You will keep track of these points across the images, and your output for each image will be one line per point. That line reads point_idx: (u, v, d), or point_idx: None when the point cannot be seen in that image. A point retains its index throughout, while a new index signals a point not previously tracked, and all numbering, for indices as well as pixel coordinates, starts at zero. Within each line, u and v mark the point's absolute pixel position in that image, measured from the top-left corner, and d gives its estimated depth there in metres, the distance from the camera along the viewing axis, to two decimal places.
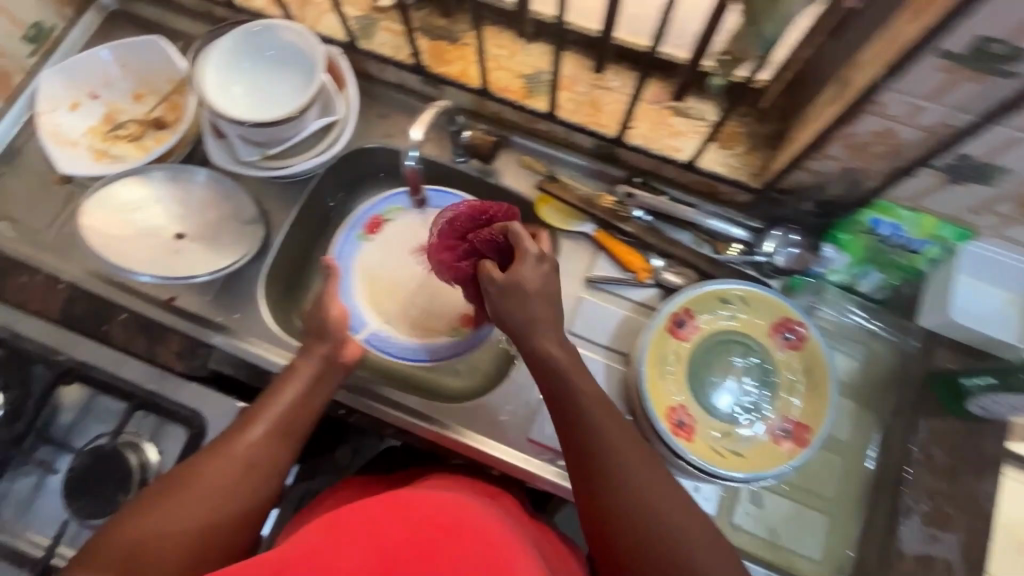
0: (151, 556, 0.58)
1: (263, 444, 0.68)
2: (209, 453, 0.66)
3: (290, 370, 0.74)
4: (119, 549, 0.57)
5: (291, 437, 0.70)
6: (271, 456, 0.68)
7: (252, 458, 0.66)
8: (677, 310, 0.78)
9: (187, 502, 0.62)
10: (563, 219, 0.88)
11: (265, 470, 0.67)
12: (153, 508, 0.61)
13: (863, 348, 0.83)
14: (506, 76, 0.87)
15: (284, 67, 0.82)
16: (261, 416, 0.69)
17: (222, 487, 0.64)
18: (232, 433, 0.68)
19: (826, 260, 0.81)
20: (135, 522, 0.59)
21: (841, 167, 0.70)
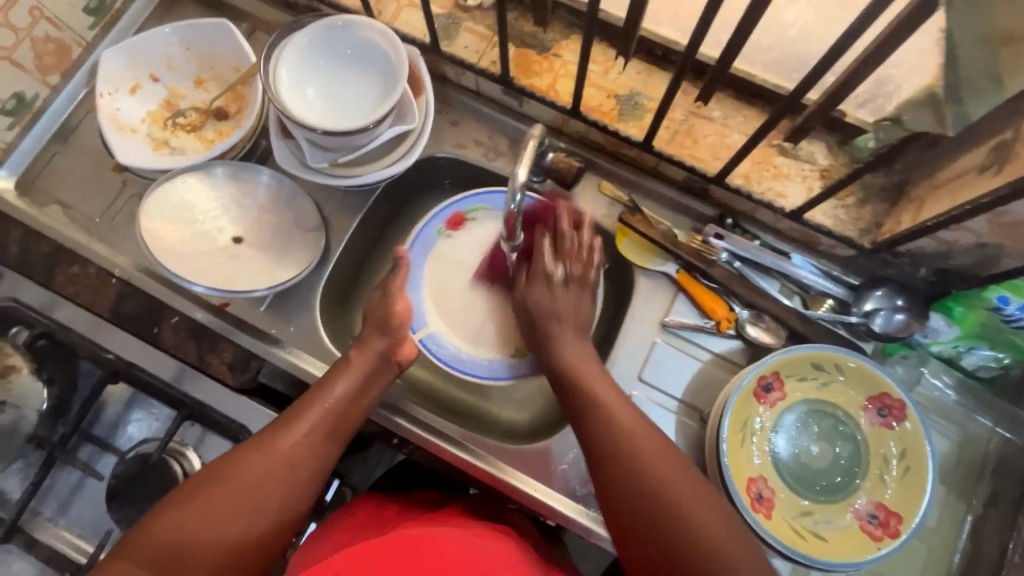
0: (189, 555, 0.54)
1: (307, 441, 0.63)
2: (252, 447, 0.62)
3: (342, 363, 0.70)
4: (160, 546, 0.54)
5: (338, 436, 0.66)
6: (315, 456, 0.63)
7: (296, 456, 0.62)
8: (767, 373, 0.72)
9: (230, 497, 0.58)
10: (642, 254, 0.82)
11: (310, 470, 0.63)
12: (191, 505, 0.57)
13: (959, 430, 0.77)
14: (598, 95, 0.80)
15: (362, 69, 0.75)
16: (307, 412, 0.65)
17: (263, 486, 0.59)
18: (276, 427, 0.63)
19: (932, 330, 0.74)
20: (176, 517, 0.56)
21: (978, 241, 0.63)
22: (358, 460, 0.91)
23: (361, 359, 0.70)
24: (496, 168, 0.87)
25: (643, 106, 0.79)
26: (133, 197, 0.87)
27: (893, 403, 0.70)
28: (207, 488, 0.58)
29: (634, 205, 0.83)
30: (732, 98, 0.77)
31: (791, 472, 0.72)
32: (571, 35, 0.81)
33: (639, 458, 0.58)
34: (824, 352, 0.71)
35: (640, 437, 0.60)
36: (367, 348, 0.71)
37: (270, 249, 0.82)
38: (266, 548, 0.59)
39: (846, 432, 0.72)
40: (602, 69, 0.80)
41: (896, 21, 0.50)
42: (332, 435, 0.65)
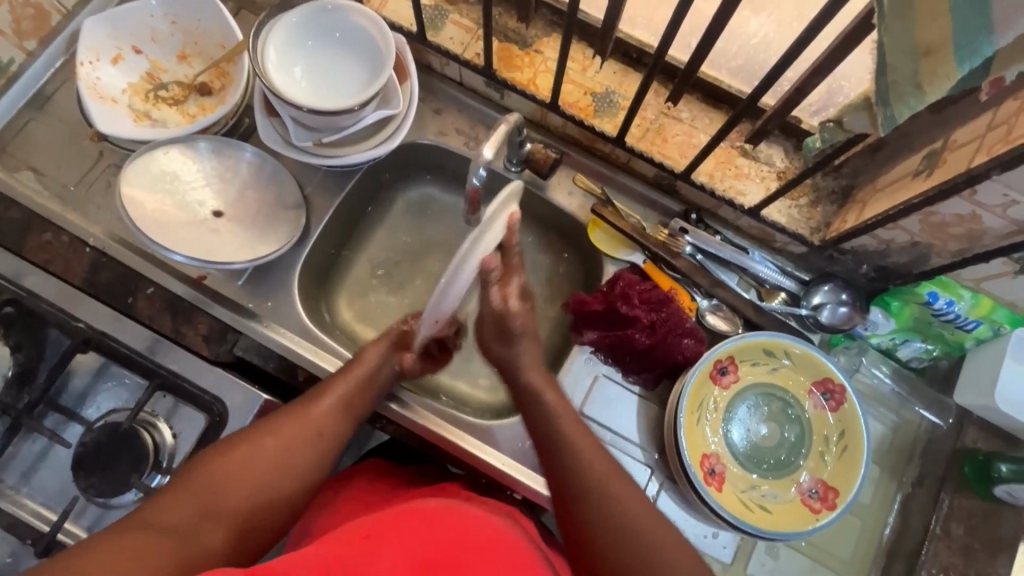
0: (226, 504, 0.59)
1: (331, 416, 0.69)
2: (283, 417, 0.67)
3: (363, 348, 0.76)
4: (199, 492, 0.59)
5: (355, 414, 0.72)
6: (338, 430, 0.69)
7: (322, 428, 0.68)
8: (722, 357, 0.77)
9: (264, 459, 0.63)
10: (613, 245, 0.86)
11: (332, 442, 0.68)
12: (229, 459, 0.62)
13: (894, 416, 0.84)
14: (575, 91, 0.84)
15: (349, 54, 0.78)
16: (332, 389, 0.71)
17: (295, 453, 0.65)
18: (303, 402, 0.69)
19: (872, 323, 0.80)
20: (215, 468, 0.61)
21: (911, 239, 0.69)
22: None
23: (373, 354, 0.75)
24: (477, 157, 0.90)
25: (618, 104, 0.84)
26: (111, 168, 0.86)
27: (834, 388, 0.77)
28: (244, 446, 0.63)
29: (607, 198, 0.87)
30: (700, 101, 0.82)
31: (742, 450, 0.77)
32: (553, 33, 0.85)
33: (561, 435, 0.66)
34: (775, 339, 0.76)
35: (591, 449, 0.65)
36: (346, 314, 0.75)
37: (250, 225, 0.83)
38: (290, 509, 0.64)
39: (793, 414, 0.78)
40: (581, 67, 0.84)
41: (844, 33, 0.55)
42: (350, 413, 0.71)
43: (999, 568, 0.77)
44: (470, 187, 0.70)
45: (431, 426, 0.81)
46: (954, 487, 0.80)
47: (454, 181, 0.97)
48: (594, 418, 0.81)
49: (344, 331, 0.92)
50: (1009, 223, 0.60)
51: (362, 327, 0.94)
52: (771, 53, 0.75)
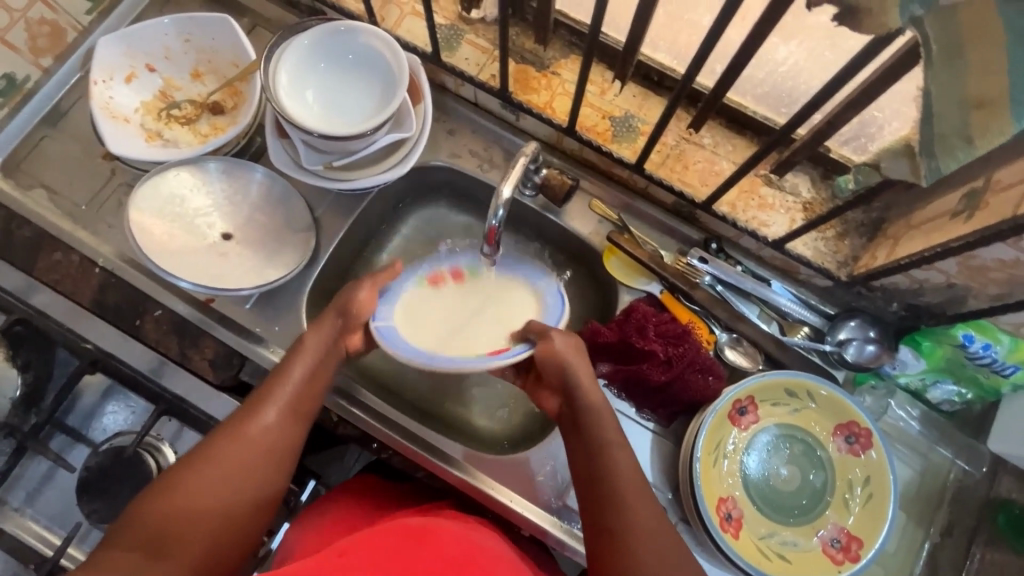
0: (172, 545, 0.55)
1: (275, 424, 0.64)
2: (220, 436, 0.62)
3: (300, 342, 0.69)
4: (145, 535, 0.55)
5: (305, 419, 0.67)
6: (287, 439, 0.65)
7: (270, 442, 0.63)
8: (741, 397, 0.74)
9: (212, 489, 0.59)
10: (628, 274, 0.84)
11: (282, 455, 0.64)
12: (169, 494, 0.57)
13: (922, 460, 0.80)
14: (593, 114, 0.81)
15: (362, 75, 0.76)
16: (271, 399, 0.65)
17: (244, 470, 0.61)
18: (242, 415, 0.64)
19: (901, 363, 0.77)
20: (160, 505, 0.56)
21: (946, 280, 0.66)
22: (336, 459, 0.98)
23: (316, 342, 0.69)
24: (490, 179, 0.88)
25: (637, 129, 0.81)
26: (122, 187, 0.86)
27: (860, 431, 0.73)
28: (188, 477, 0.59)
29: (623, 224, 0.84)
30: (722, 128, 0.80)
31: (761, 493, 0.74)
32: (571, 55, 0.83)
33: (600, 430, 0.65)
34: (794, 378, 0.73)
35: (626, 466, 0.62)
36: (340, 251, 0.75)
37: (259, 248, 0.82)
38: (247, 531, 0.61)
39: (814, 457, 0.75)
40: (599, 90, 0.82)
41: (884, 66, 0.52)
42: (298, 418, 0.66)
43: None
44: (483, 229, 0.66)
45: (433, 458, 0.79)
46: (986, 539, 0.77)
47: (468, 203, 0.95)
48: None
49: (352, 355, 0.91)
50: None
51: (372, 352, 0.92)
52: (800, 82, 0.69)
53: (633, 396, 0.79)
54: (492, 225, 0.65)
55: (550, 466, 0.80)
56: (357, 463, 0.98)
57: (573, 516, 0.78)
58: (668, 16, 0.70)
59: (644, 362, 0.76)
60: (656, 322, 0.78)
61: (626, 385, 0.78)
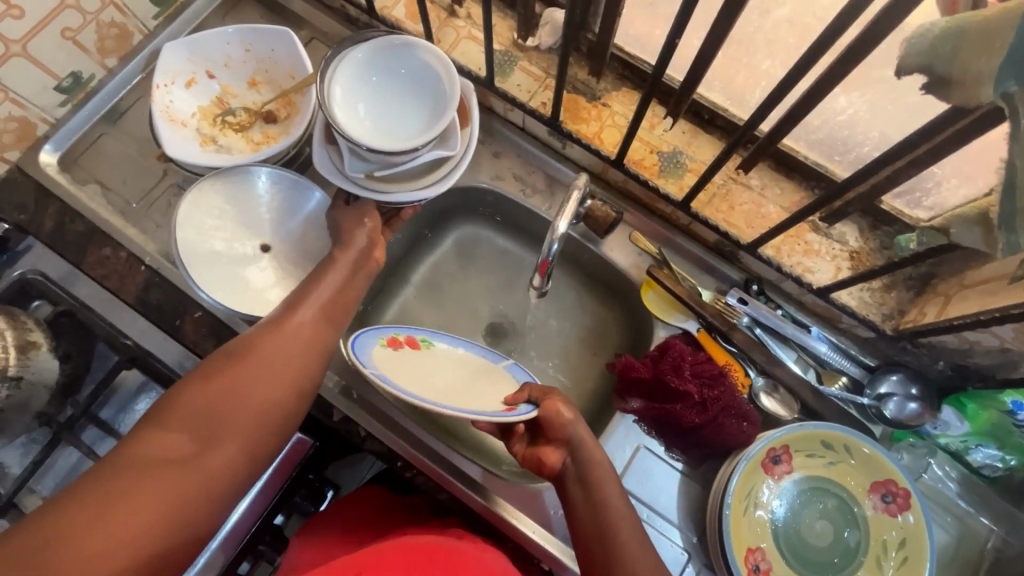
0: (225, 425, 0.58)
1: (313, 324, 0.67)
2: (261, 331, 0.65)
3: (329, 261, 0.73)
4: (190, 419, 0.57)
5: (339, 322, 0.71)
6: (325, 337, 0.68)
7: (307, 339, 0.66)
8: (776, 446, 0.73)
9: (257, 378, 0.61)
10: (665, 309, 0.83)
11: (318, 350, 0.67)
12: (214, 381, 0.60)
13: (958, 524, 0.77)
14: (642, 148, 0.81)
15: (415, 91, 0.74)
16: (308, 301, 0.69)
17: (287, 363, 0.64)
18: (280, 315, 0.67)
19: (942, 423, 0.75)
20: (203, 392, 0.59)
21: (1002, 345, 0.64)
22: (349, 466, 1.03)
23: (345, 260, 0.73)
24: (532, 205, 0.89)
25: (685, 166, 0.81)
26: (172, 188, 0.87)
27: (897, 491, 0.71)
28: (226, 369, 0.61)
29: (663, 258, 0.83)
30: (770, 170, 0.79)
31: (791, 547, 0.72)
32: (623, 88, 0.83)
33: (592, 466, 0.65)
34: (832, 431, 0.71)
35: (615, 496, 0.64)
36: (343, 256, 0.74)
37: (296, 259, 0.84)
38: (288, 414, 0.63)
39: (849, 514, 0.73)
40: (649, 125, 0.82)
41: (954, 128, 0.52)
42: (332, 321, 0.70)
43: None
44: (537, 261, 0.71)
45: (458, 483, 0.79)
46: None
47: (505, 225, 0.95)
48: (632, 492, 0.77)
49: None
50: None
51: None
52: (858, 133, 0.69)
53: (660, 433, 0.78)
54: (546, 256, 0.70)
55: None
56: (369, 471, 1.03)
57: None
58: (726, 58, 0.71)
59: (677, 402, 0.75)
60: (690, 360, 0.77)
61: (655, 423, 0.77)
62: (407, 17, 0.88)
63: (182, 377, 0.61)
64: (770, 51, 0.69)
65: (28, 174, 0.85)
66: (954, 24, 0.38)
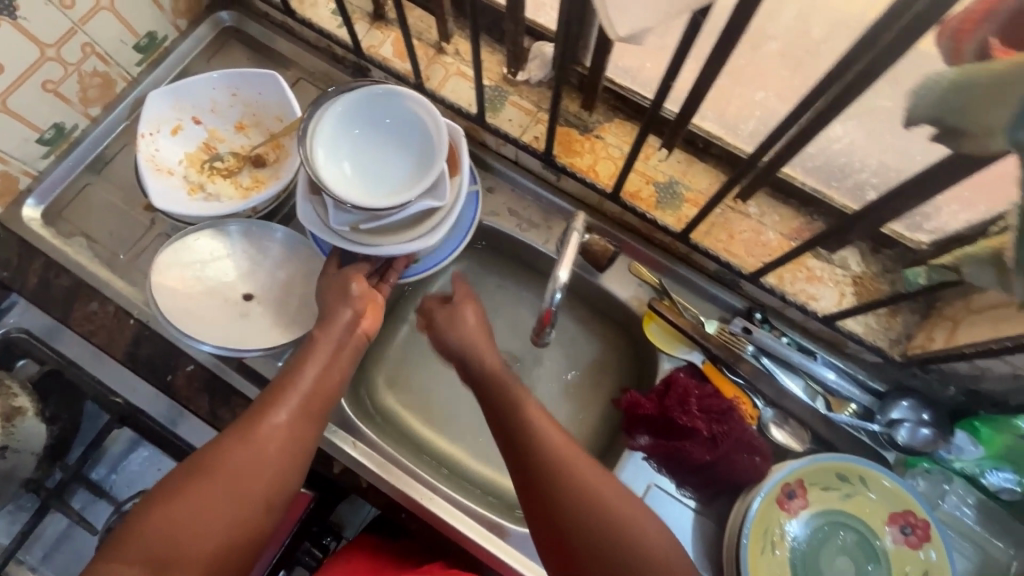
0: (185, 551, 0.56)
1: (287, 423, 0.65)
2: (231, 437, 0.63)
3: (310, 344, 0.71)
4: (148, 547, 0.55)
5: (319, 416, 0.68)
6: (301, 438, 0.65)
7: (279, 444, 0.64)
8: (790, 480, 0.71)
9: (224, 489, 0.60)
10: (668, 341, 0.81)
11: (295, 452, 0.64)
12: (180, 500, 0.59)
13: (977, 553, 0.75)
14: (637, 179, 0.81)
15: (397, 140, 0.72)
16: (285, 397, 0.66)
17: (256, 470, 0.62)
18: (254, 415, 0.65)
19: (957, 447, 0.74)
20: (166, 513, 0.58)
21: (1013, 371, 0.63)
22: (350, 506, 0.98)
23: (327, 339, 0.71)
24: (529, 239, 0.87)
25: (681, 196, 0.80)
26: (161, 238, 0.86)
27: (917, 522, 0.69)
28: (192, 487, 0.59)
29: (663, 289, 0.82)
30: (768, 196, 0.78)
31: None
32: (616, 119, 0.83)
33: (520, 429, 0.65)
34: (845, 462, 0.71)
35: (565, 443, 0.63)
36: (332, 327, 0.72)
37: (281, 307, 0.80)
38: (257, 528, 0.61)
39: (870, 550, 0.71)
40: (644, 156, 0.81)
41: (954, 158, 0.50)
42: (311, 416, 0.67)
43: None
44: (540, 310, 0.68)
45: (465, 531, 0.77)
46: None
47: (502, 259, 0.94)
48: None
49: (379, 411, 0.88)
50: None
51: (398, 407, 0.90)
52: (855, 159, 0.69)
53: (667, 471, 0.76)
54: (548, 306, 0.68)
55: None
56: (369, 514, 0.98)
57: None
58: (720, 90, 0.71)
59: (685, 440, 0.73)
60: (694, 395, 0.75)
61: (666, 463, 0.75)
62: (393, 55, 0.87)
63: (149, 496, 0.60)
64: (764, 83, 0.68)
65: (11, 229, 0.82)
66: (963, 77, 0.37)
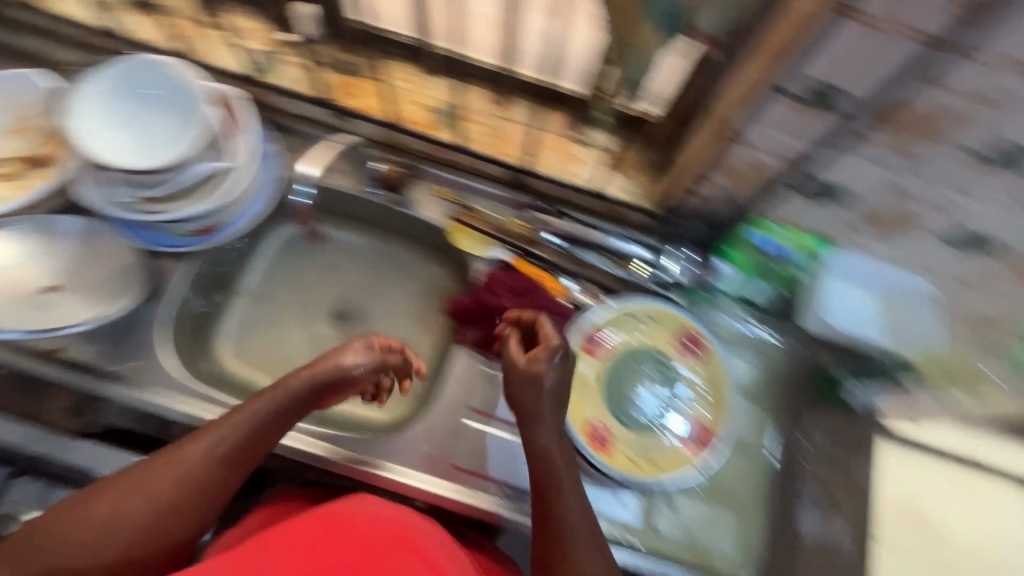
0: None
1: (177, 479, 0.60)
2: (126, 474, 0.60)
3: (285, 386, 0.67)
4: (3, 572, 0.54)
5: (219, 482, 0.62)
6: (197, 497, 0.61)
7: (168, 502, 0.60)
8: (590, 329, 0.83)
9: (97, 526, 0.57)
10: (477, 245, 0.90)
11: (186, 511, 0.60)
12: (57, 529, 0.57)
13: (760, 355, 0.89)
14: (415, 108, 0.90)
15: (166, 108, 0.76)
16: (205, 443, 0.62)
17: (140, 517, 0.58)
18: (151, 463, 0.61)
19: (720, 274, 0.88)
20: (41, 538, 0.56)
21: (722, 189, 0.77)
22: None
23: (266, 398, 0.65)
24: (331, 182, 0.90)
25: (458, 116, 0.92)
26: None
27: (695, 337, 0.84)
28: (68, 516, 0.57)
29: (463, 203, 0.91)
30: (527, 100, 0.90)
31: (626, 412, 0.81)
32: (388, 60, 0.93)
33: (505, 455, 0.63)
34: (627, 300, 0.84)
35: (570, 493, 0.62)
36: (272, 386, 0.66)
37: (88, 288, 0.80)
38: (136, 568, 0.59)
39: (667, 366, 0.84)
40: (417, 87, 0.91)
41: None
42: (209, 483, 0.62)
43: None
44: None
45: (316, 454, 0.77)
46: (815, 405, 0.85)
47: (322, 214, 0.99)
48: (487, 411, 0.82)
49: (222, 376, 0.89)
50: (781, 161, 0.68)
51: (241, 370, 0.91)
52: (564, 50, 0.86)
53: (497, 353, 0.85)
54: None
55: (433, 436, 0.80)
56: None
57: (469, 478, 0.78)
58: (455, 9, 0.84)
59: (501, 321, 0.83)
60: (500, 280, 0.85)
61: (493, 346, 0.84)
62: (160, 37, 0.90)
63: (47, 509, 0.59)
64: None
65: None
66: None
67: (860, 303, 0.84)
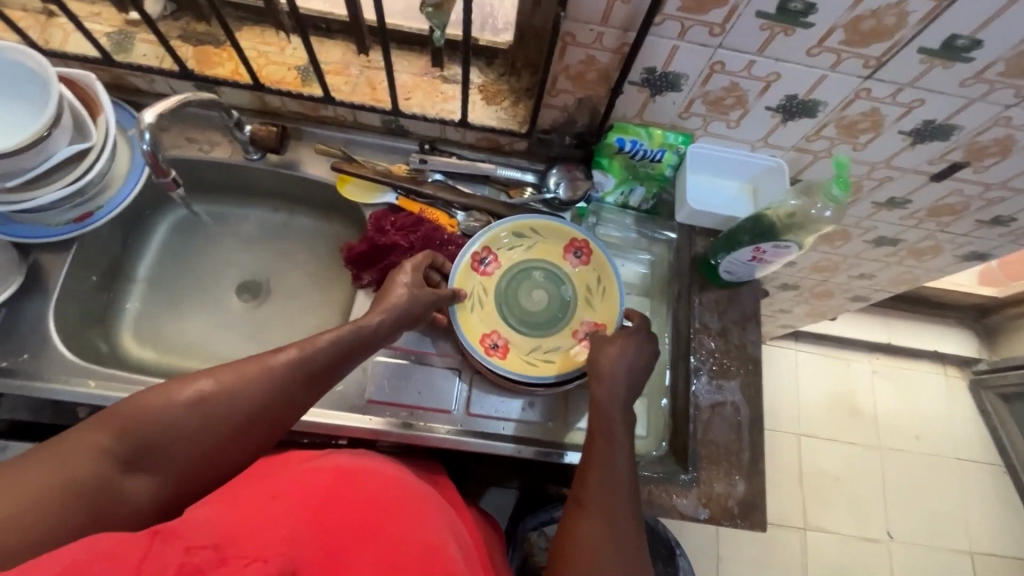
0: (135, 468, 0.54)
1: (305, 379, 0.63)
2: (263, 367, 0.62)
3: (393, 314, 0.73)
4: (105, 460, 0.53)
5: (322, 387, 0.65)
6: (287, 406, 0.62)
7: (274, 404, 0.61)
8: (479, 249, 0.86)
9: (188, 425, 0.57)
10: (366, 194, 0.92)
11: (275, 418, 0.61)
12: (158, 419, 0.56)
13: (647, 254, 0.94)
14: (279, 69, 0.90)
15: (11, 95, 0.74)
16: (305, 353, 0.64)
17: (233, 417, 0.59)
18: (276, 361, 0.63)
19: (598, 184, 0.91)
20: (138, 427, 0.55)
21: (575, 98, 0.82)
22: None
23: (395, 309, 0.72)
24: (215, 157, 0.93)
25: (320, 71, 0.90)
26: None
27: (581, 243, 0.88)
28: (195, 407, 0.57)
29: (347, 154, 0.93)
30: (394, 50, 0.92)
31: (518, 321, 0.86)
32: (243, 27, 0.91)
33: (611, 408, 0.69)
34: (517, 221, 0.87)
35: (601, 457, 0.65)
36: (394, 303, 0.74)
37: None
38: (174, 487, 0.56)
39: (559, 276, 0.89)
40: (279, 49, 0.91)
41: None
42: (308, 393, 0.64)
43: (752, 335, 0.87)
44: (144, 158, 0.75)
45: None
46: (700, 287, 0.90)
47: (213, 193, 1.00)
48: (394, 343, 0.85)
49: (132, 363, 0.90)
50: (614, 54, 0.74)
51: (151, 355, 0.92)
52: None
53: None
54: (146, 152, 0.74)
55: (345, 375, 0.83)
56: None
57: (384, 408, 0.82)
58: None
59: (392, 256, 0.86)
60: (386, 220, 0.88)
61: None
62: (1, 31, 0.87)
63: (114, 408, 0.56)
64: None
65: None
66: None
67: (724, 189, 0.90)
